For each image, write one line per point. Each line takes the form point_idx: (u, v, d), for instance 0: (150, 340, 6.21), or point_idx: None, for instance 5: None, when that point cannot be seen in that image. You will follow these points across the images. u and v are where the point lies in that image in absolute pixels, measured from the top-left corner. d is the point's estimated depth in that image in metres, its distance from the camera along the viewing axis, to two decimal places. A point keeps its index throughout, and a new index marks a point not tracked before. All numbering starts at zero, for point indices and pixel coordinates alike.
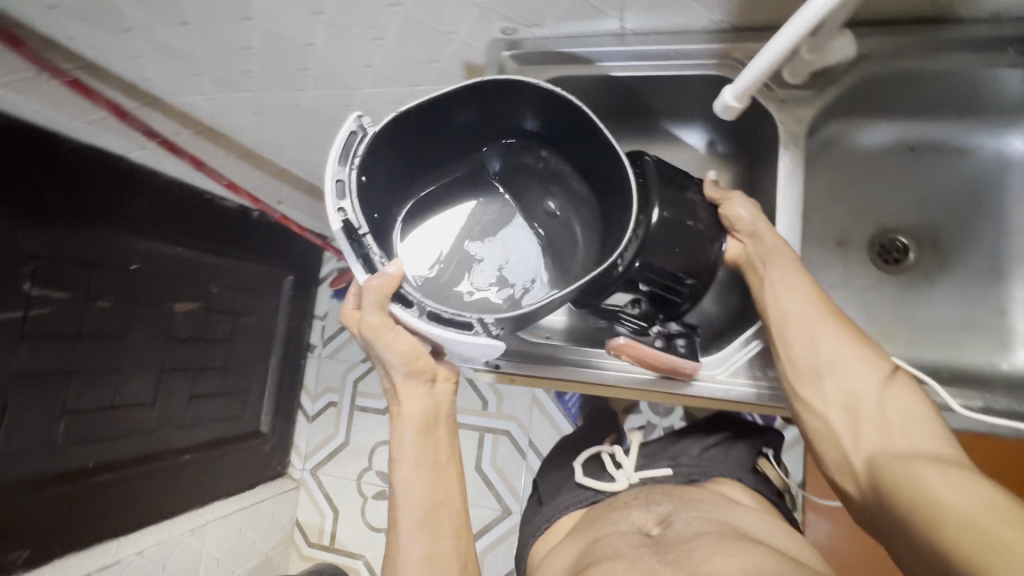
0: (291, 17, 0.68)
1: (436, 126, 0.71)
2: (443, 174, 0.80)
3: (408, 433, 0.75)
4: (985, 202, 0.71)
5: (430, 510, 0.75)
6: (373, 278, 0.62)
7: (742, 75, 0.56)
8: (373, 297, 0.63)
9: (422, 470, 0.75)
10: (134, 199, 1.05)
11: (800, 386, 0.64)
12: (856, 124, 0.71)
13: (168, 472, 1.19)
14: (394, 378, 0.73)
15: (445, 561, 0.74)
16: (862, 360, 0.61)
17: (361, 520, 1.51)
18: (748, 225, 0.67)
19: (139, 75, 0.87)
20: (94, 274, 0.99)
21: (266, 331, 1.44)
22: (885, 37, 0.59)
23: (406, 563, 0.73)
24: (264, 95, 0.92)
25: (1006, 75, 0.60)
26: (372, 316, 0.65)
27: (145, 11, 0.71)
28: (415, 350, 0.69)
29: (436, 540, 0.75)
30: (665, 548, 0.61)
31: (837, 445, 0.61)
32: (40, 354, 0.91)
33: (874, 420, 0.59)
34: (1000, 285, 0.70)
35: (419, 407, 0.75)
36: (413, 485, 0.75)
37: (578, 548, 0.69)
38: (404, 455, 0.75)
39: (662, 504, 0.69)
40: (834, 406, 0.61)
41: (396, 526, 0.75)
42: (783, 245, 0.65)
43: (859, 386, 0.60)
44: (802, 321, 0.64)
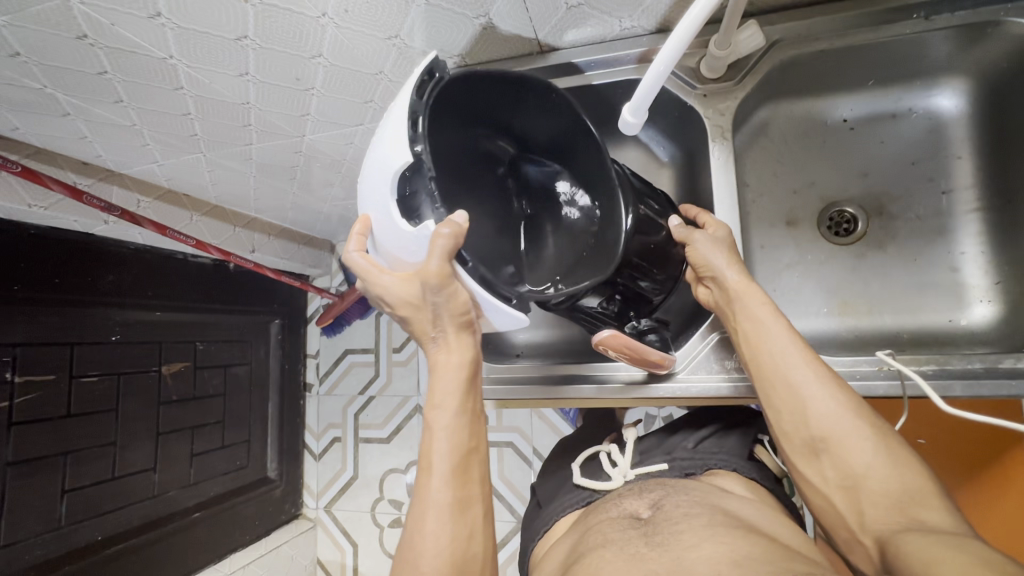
0: (220, 82, 0.69)
1: (482, 95, 0.62)
2: (470, 144, 0.64)
3: (451, 371, 0.60)
4: (923, 164, 0.73)
5: (465, 460, 0.59)
6: (444, 226, 0.53)
7: (647, 81, 0.55)
8: (442, 246, 0.54)
9: (464, 415, 0.60)
10: (106, 273, 1.05)
11: (796, 460, 0.56)
12: (789, 105, 0.75)
13: (181, 532, 1.20)
14: (444, 320, 0.59)
15: (473, 512, 0.59)
16: (856, 425, 0.53)
17: (380, 550, 1.47)
18: (713, 270, 0.63)
19: (91, 153, 0.90)
20: (74, 354, 1.01)
21: (260, 378, 1.45)
22: (791, 25, 0.62)
23: (433, 508, 0.57)
24: (214, 153, 0.92)
25: (928, 38, 0.62)
26: (436, 264, 0.54)
27: (79, 96, 0.72)
28: (470, 303, 0.59)
29: (467, 485, 0.59)
30: (654, 531, 0.57)
31: (846, 530, 0.53)
32: (28, 441, 0.94)
33: (881, 500, 0.50)
34: (947, 241, 0.72)
35: (466, 355, 0.61)
36: (453, 429, 0.59)
37: (571, 540, 0.64)
38: (449, 395, 0.60)
39: (653, 491, 0.65)
40: (833, 484, 0.54)
41: (427, 467, 0.59)
42: (752, 293, 0.60)
43: (856, 460, 0.52)
44: (786, 387, 0.56)
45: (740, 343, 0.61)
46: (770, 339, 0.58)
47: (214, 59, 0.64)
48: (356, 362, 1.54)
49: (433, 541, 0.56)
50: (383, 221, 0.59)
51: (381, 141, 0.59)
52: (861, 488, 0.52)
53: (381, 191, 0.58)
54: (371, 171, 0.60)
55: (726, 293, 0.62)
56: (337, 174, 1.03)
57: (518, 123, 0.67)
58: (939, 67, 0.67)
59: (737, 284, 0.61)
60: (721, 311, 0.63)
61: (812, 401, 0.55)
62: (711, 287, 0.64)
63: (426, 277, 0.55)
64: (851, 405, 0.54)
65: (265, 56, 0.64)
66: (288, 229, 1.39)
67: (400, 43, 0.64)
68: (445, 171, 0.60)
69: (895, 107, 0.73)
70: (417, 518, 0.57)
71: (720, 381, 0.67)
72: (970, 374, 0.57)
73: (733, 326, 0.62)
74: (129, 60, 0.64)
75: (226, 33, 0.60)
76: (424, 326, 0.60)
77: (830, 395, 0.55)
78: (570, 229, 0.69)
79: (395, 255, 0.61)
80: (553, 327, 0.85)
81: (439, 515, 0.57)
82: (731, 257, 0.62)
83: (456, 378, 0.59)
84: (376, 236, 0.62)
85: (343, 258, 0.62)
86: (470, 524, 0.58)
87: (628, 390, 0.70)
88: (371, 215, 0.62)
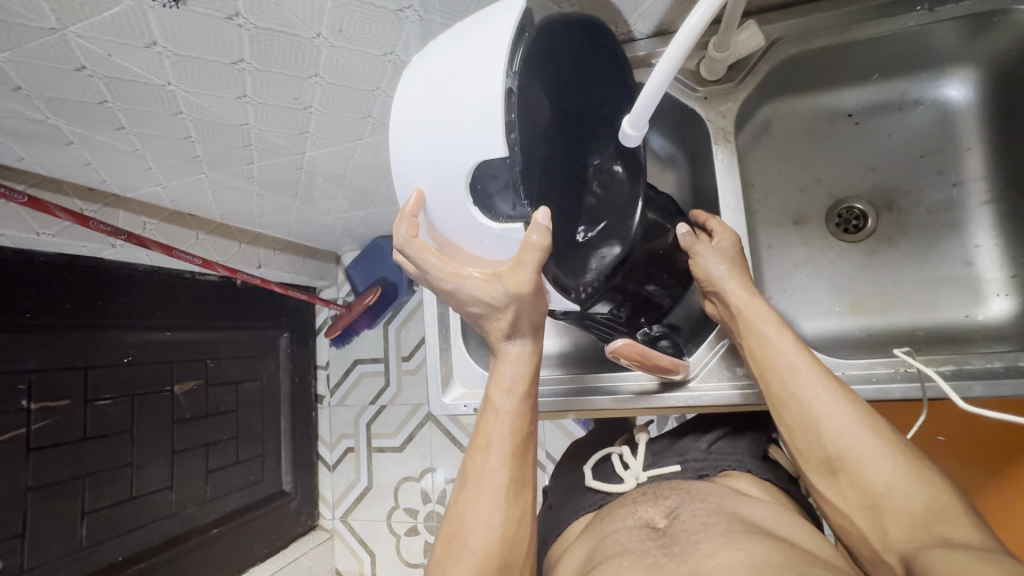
0: (219, 105, 0.69)
1: (540, 59, 0.53)
2: (534, 107, 0.52)
3: (519, 358, 0.60)
4: (933, 157, 0.72)
5: (524, 445, 0.60)
6: (533, 233, 0.48)
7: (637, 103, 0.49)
8: (534, 258, 0.49)
9: (528, 400, 0.61)
10: (115, 296, 1.06)
11: (814, 478, 0.56)
12: (794, 103, 0.74)
13: (201, 550, 1.21)
14: (522, 322, 0.58)
15: (526, 494, 0.60)
16: (873, 442, 0.52)
17: (398, 559, 1.47)
18: (719, 281, 0.63)
19: (95, 179, 0.90)
20: (88, 378, 1.03)
21: (271, 393, 1.45)
22: (792, 23, 0.61)
23: (490, 485, 0.58)
24: (216, 173, 0.92)
25: (939, 29, 0.61)
26: (527, 275, 0.51)
27: (81, 124, 0.73)
28: (542, 312, 0.57)
29: (523, 467, 0.60)
30: (670, 542, 0.55)
31: (870, 548, 0.52)
32: (46, 467, 0.95)
33: (903, 518, 0.49)
34: (960, 235, 0.70)
35: (535, 350, 0.61)
36: (518, 414, 0.60)
37: (585, 549, 0.63)
38: (519, 382, 0.60)
39: (668, 496, 0.63)
40: (853, 503, 0.53)
41: (486, 447, 0.60)
42: (755, 307, 0.60)
43: (876, 479, 0.51)
44: (796, 403, 0.56)
45: (748, 360, 0.61)
46: (780, 353, 0.58)
47: (212, 83, 0.65)
48: (366, 372, 1.55)
49: (486, 516, 0.57)
50: (449, 205, 0.50)
51: (450, 109, 0.46)
52: (882, 506, 0.51)
53: (453, 173, 0.48)
54: (445, 148, 0.47)
55: (730, 312, 0.63)
56: (341, 187, 1.03)
57: (554, 72, 0.56)
58: (946, 57, 0.66)
59: (741, 300, 0.61)
60: (729, 327, 0.64)
61: (825, 419, 0.54)
62: (717, 302, 0.65)
63: (513, 287, 0.52)
64: (864, 420, 0.53)
65: (262, 78, 0.64)
66: (294, 242, 1.40)
67: (395, 59, 0.64)
68: (526, 148, 0.50)
69: (900, 99, 0.72)
70: (471, 494, 0.59)
71: (730, 390, 0.66)
72: (989, 373, 0.56)
73: (740, 342, 0.62)
74: (127, 89, 0.65)
75: (222, 58, 0.60)
76: (498, 326, 0.58)
77: (844, 411, 0.54)
78: (603, 203, 0.63)
79: (458, 246, 0.54)
80: (560, 333, 0.85)
81: (495, 494, 0.58)
82: (733, 269, 0.63)
83: (525, 367, 0.60)
84: (431, 214, 0.53)
85: (394, 241, 0.54)
86: (522, 507, 0.59)
87: (639, 396, 0.70)
88: (425, 187, 0.51)
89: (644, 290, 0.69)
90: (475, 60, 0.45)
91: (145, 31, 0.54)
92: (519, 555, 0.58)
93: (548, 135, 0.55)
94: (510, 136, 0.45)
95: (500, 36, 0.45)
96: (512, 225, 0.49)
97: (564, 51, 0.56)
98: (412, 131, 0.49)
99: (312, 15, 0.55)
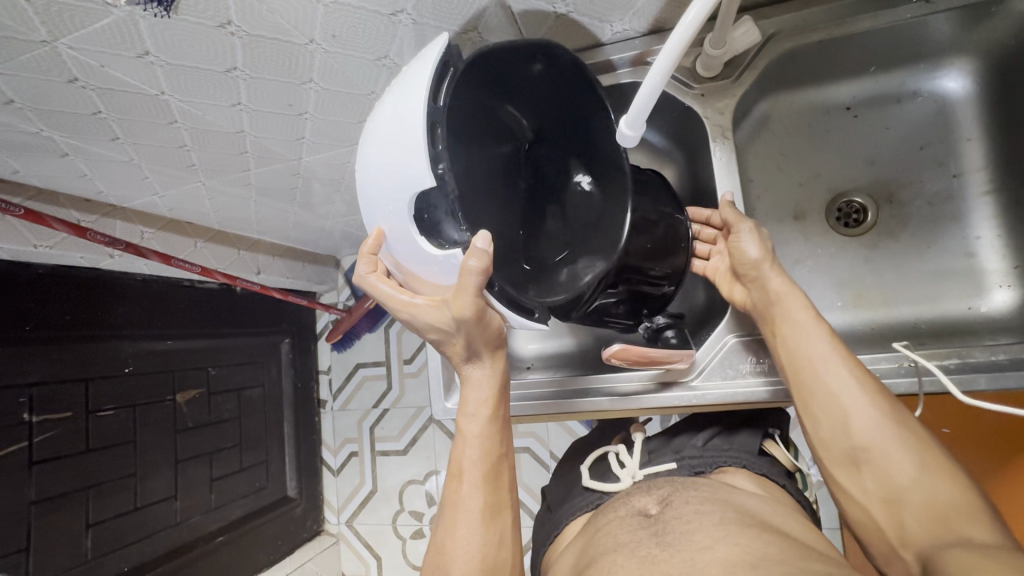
0: (214, 113, 0.69)
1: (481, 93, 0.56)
2: (476, 140, 0.55)
3: (481, 382, 0.63)
4: (933, 149, 0.71)
5: (495, 466, 0.63)
6: (466, 258, 0.48)
7: (635, 106, 0.49)
8: (474, 282, 0.49)
9: (495, 422, 0.63)
10: (114, 305, 1.06)
11: (836, 469, 0.55)
12: (792, 97, 0.73)
13: (207, 559, 1.21)
14: (478, 349, 0.60)
15: (503, 516, 0.62)
16: (900, 438, 0.52)
17: (404, 562, 1.47)
18: (751, 266, 0.61)
19: (92, 189, 0.90)
20: (90, 390, 1.02)
21: (273, 399, 1.45)
22: (789, 17, 0.60)
23: (466, 514, 0.61)
24: (213, 180, 0.92)
25: (935, 20, 0.60)
26: (469, 300, 0.51)
27: (76, 135, 0.72)
28: (502, 330, 0.59)
29: (496, 490, 0.62)
30: (663, 531, 0.55)
31: (885, 543, 0.52)
32: (51, 480, 0.95)
33: (924, 514, 0.49)
34: (960, 227, 0.70)
35: (495, 375, 0.63)
36: (485, 436, 0.62)
37: (580, 546, 0.62)
38: (482, 406, 0.63)
39: (662, 488, 0.63)
40: (874, 496, 0.53)
41: (459, 475, 0.62)
42: (792, 299, 0.58)
43: (900, 475, 0.51)
44: (826, 395, 0.55)
45: (776, 350, 0.59)
46: (812, 346, 0.56)
47: (205, 92, 0.64)
48: (368, 375, 1.55)
49: (466, 545, 0.60)
50: (401, 240, 0.52)
51: (391, 146, 0.48)
52: (904, 501, 0.50)
53: (396, 209, 0.50)
54: (386, 187, 0.50)
55: (764, 302, 0.60)
56: (339, 191, 1.03)
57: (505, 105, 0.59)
58: (943, 48, 0.65)
59: (780, 288, 0.59)
60: (758, 315, 0.61)
61: (853, 412, 0.53)
62: (750, 289, 0.62)
63: (457, 311, 0.53)
64: (893, 416, 0.53)
65: (256, 85, 0.64)
66: (294, 248, 1.40)
67: (390, 63, 0.63)
68: (463, 179, 0.52)
69: (899, 91, 0.71)
70: (449, 523, 0.61)
71: (731, 388, 0.65)
72: (992, 366, 0.55)
73: (769, 330, 0.60)
74: (121, 100, 0.65)
75: (215, 66, 0.59)
76: (456, 350, 0.60)
77: (871, 405, 0.53)
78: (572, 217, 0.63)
79: (414, 273, 0.56)
80: (561, 334, 0.85)
81: (470, 522, 0.60)
82: (773, 261, 0.60)
83: (487, 391, 0.62)
84: (391, 249, 0.56)
85: (353, 277, 0.58)
86: (500, 528, 0.61)
87: (640, 395, 0.69)
88: (384, 226, 0.54)
89: (649, 276, 0.65)
90: (404, 99, 0.48)
91: (136, 41, 0.54)
92: None
93: (493, 161, 0.58)
94: (437, 166, 0.48)
95: (421, 77, 0.48)
96: (454, 252, 0.50)
97: (512, 78, 0.58)
98: (374, 164, 0.51)
99: (305, 22, 0.55)
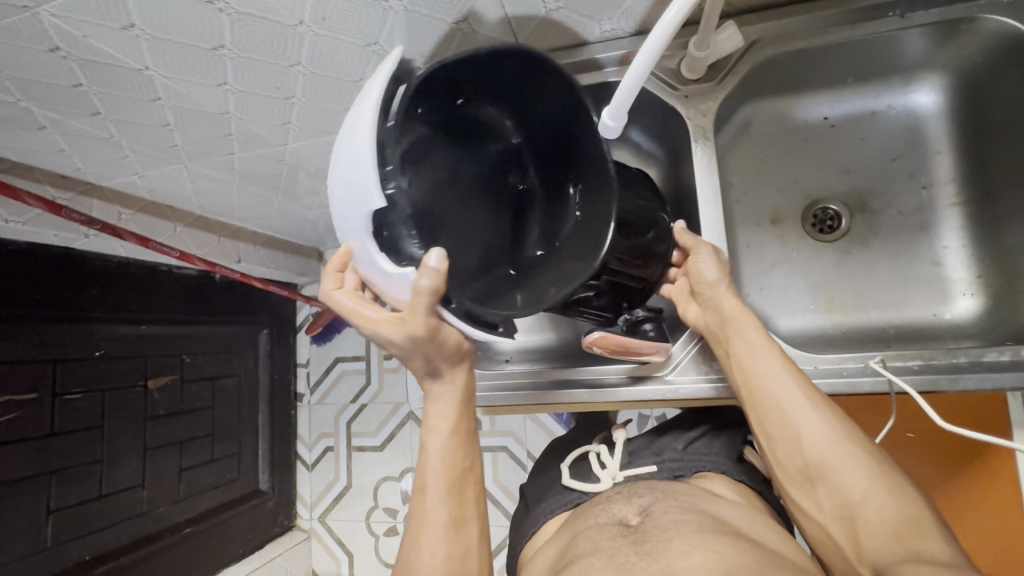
0: (198, 92, 0.68)
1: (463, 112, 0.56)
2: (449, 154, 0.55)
3: (445, 396, 0.66)
4: (904, 161, 0.74)
5: (459, 478, 0.66)
6: (419, 277, 0.50)
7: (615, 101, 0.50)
8: (426, 301, 0.51)
9: (458, 436, 0.67)
10: (87, 287, 1.03)
11: (791, 487, 0.57)
12: (774, 104, 0.75)
13: (172, 550, 1.18)
14: (436, 364, 0.63)
15: (468, 526, 0.66)
16: (851, 456, 0.53)
17: (376, 560, 1.45)
18: (709, 289, 0.63)
19: (68, 166, 0.88)
20: (57, 372, 1.00)
21: (249, 391, 1.43)
22: (769, 25, 0.62)
23: (430, 526, 0.64)
24: (196, 163, 0.90)
25: (907, 35, 0.63)
26: (422, 319, 0.54)
27: (55, 108, 0.71)
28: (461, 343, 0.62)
29: (461, 503, 0.66)
30: (643, 540, 0.56)
31: (845, 559, 0.54)
32: (13, 463, 0.92)
33: (880, 532, 0.51)
34: (929, 238, 0.72)
35: (456, 387, 0.66)
36: (448, 451, 0.66)
37: (560, 548, 0.62)
38: (444, 420, 0.66)
39: (644, 495, 0.63)
40: (830, 513, 0.54)
41: (423, 488, 0.66)
42: (743, 317, 0.60)
43: (854, 492, 0.52)
44: (779, 413, 0.56)
45: (729, 368, 0.61)
46: (762, 362, 0.58)
47: (192, 69, 0.64)
48: (347, 370, 1.53)
49: (432, 554, 0.63)
50: (361, 256, 0.54)
51: (342, 168, 0.50)
52: (858, 517, 0.52)
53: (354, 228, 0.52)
54: (336, 204, 0.52)
55: (719, 319, 0.62)
56: (324, 181, 1.02)
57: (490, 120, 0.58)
58: (916, 64, 0.68)
59: (731, 309, 0.61)
60: (710, 334, 0.63)
61: (805, 431, 0.55)
62: (702, 305, 0.64)
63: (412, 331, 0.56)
64: (845, 433, 0.54)
65: (243, 65, 0.63)
66: (276, 238, 1.38)
67: (380, 50, 0.63)
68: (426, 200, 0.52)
69: (875, 104, 0.74)
70: (416, 535, 0.65)
71: (700, 384, 0.67)
72: (954, 368, 0.57)
73: (723, 344, 0.61)
74: (103, 73, 0.64)
75: (203, 43, 0.59)
76: (416, 366, 0.63)
77: (824, 424, 0.55)
78: (560, 224, 0.61)
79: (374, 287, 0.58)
80: (542, 330, 0.85)
81: (435, 533, 0.64)
82: (727, 279, 0.62)
83: (450, 405, 0.66)
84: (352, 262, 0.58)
85: (319, 294, 0.62)
86: (466, 539, 0.65)
87: (617, 388, 0.70)
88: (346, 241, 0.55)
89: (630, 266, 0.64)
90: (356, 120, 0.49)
91: (121, 11, 0.53)
92: None
93: (472, 169, 0.57)
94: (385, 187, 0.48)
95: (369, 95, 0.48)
96: (409, 270, 0.51)
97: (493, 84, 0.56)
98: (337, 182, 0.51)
99: (294, 2, 0.55)
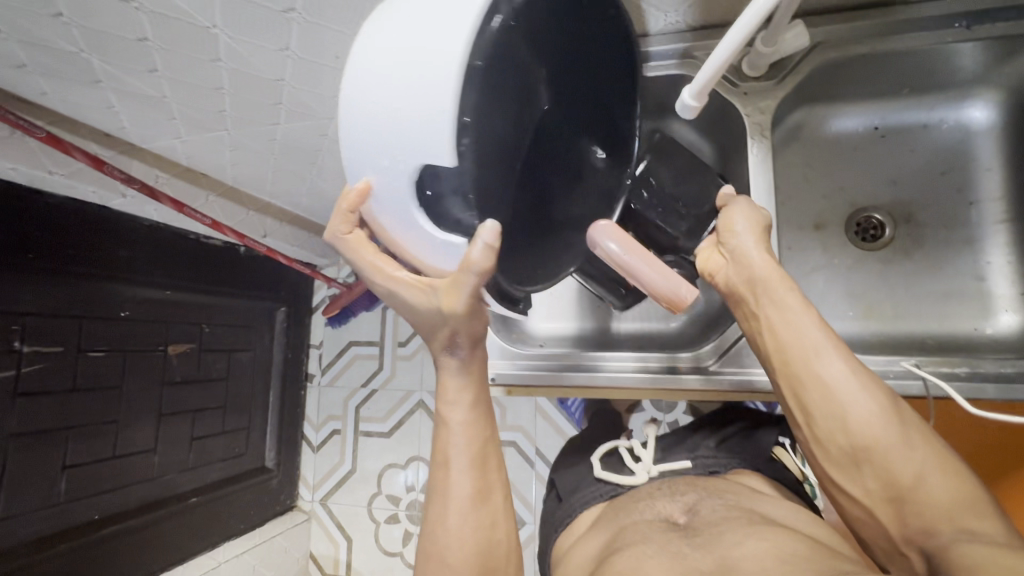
0: (257, 55, 0.69)
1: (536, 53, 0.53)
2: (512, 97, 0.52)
3: (460, 368, 0.64)
4: (953, 174, 0.74)
5: (482, 451, 0.66)
6: (472, 253, 0.48)
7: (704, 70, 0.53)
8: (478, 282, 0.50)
9: (477, 408, 0.65)
10: (119, 247, 1.03)
11: (834, 470, 0.56)
12: (824, 111, 0.76)
13: (176, 518, 1.18)
14: (456, 339, 0.61)
15: (492, 498, 0.65)
16: (897, 435, 0.52)
17: (376, 546, 1.45)
18: (742, 247, 0.61)
19: (115, 124, 0.89)
20: (82, 327, 1.00)
21: (263, 367, 1.43)
22: (834, 27, 0.64)
23: (456, 500, 0.64)
24: (239, 132, 0.90)
25: (964, 49, 0.64)
26: (463, 296, 0.54)
27: (114, 61, 0.72)
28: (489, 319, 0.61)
29: (484, 476, 0.65)
30: (693, 534, 0.55)
31: (889, 540, 0.53)
32: (33, 414, 0.92)
33: (929, 512, 0.50)
34: (973, 252, 0.73)
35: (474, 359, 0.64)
36: (467, 424, 0.65)
37: (601, 539, 0.62)
38: (463, 391, 0.65)
39: (687, 493, 0.63)
40: (876, 495, 0.53)
41: (446, 462, 0.65)
42: (780, 277, 0.59)
43: (904, 474, 0.52)
44: (822, 389, 0.55)
45: (764, 340, 0.60)
46: (801, 332, 0.57)
47: (257, 29, 0.64)
48: (360, 354, 1.53)
49: (460, 527, 0.63)
50: (395, 203, 0.49)
51: (399, 96, 0.43)
52: (906, 499, 0.51)
53: (399, 171, 0.47)
54: (387, 136, 0.45)
55: (753, 283, 0.60)
56: None
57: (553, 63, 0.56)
58: (972, 79, 0.69)
59: (763, 267, 0.60)
60: (735, 296, 0.62)
61: (851, 409, 0.54)
62: (727, 266, 0.63)
63: (448, 306, 0.55)
64: (889, 410, 0.53)
65: (309, 30, 0.64)
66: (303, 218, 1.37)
67: None
68: (486, 149, 0.48)
69: (925, 117, 0.74)
70: (440, 510, 0.64)
71: (740, 377, 0.70)
72: (1001, 377, 0.60)
73: (754, 309, 0.60)
74: (169, 27, 0.64)
75: (274, 4, 0.60)
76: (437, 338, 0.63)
77: (870, 403, 0.54)
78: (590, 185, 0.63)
79: (399, 242, 0.54)
80: (576, 320, 0.86)
81: (461, 507, 0.64)
82: (761, 238, 0.61)
83: (469, 377, 0.64)
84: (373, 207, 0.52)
85: (328, 234, 0.57)
86: (492, 511, 0.65)
87: (658, 376, 0.72)
88: (374, 180, 0.50)
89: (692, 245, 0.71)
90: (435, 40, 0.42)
91: None
92: (498, 558, 0.64)
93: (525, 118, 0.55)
94: (460, 138, 0.43)
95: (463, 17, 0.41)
96: (455, 239, 0.49)
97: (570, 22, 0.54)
98: (391, 108, 0.44)
99: None
